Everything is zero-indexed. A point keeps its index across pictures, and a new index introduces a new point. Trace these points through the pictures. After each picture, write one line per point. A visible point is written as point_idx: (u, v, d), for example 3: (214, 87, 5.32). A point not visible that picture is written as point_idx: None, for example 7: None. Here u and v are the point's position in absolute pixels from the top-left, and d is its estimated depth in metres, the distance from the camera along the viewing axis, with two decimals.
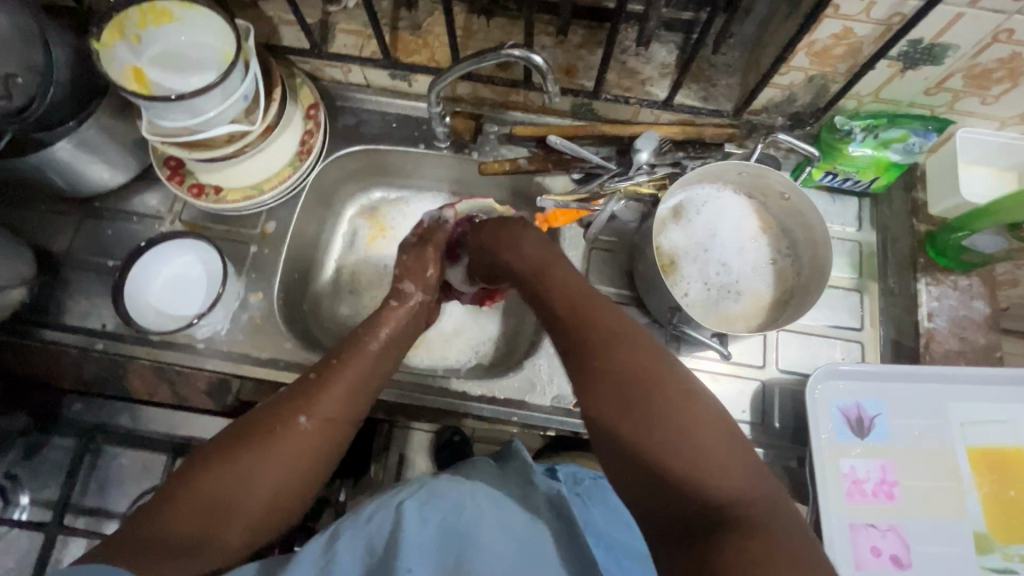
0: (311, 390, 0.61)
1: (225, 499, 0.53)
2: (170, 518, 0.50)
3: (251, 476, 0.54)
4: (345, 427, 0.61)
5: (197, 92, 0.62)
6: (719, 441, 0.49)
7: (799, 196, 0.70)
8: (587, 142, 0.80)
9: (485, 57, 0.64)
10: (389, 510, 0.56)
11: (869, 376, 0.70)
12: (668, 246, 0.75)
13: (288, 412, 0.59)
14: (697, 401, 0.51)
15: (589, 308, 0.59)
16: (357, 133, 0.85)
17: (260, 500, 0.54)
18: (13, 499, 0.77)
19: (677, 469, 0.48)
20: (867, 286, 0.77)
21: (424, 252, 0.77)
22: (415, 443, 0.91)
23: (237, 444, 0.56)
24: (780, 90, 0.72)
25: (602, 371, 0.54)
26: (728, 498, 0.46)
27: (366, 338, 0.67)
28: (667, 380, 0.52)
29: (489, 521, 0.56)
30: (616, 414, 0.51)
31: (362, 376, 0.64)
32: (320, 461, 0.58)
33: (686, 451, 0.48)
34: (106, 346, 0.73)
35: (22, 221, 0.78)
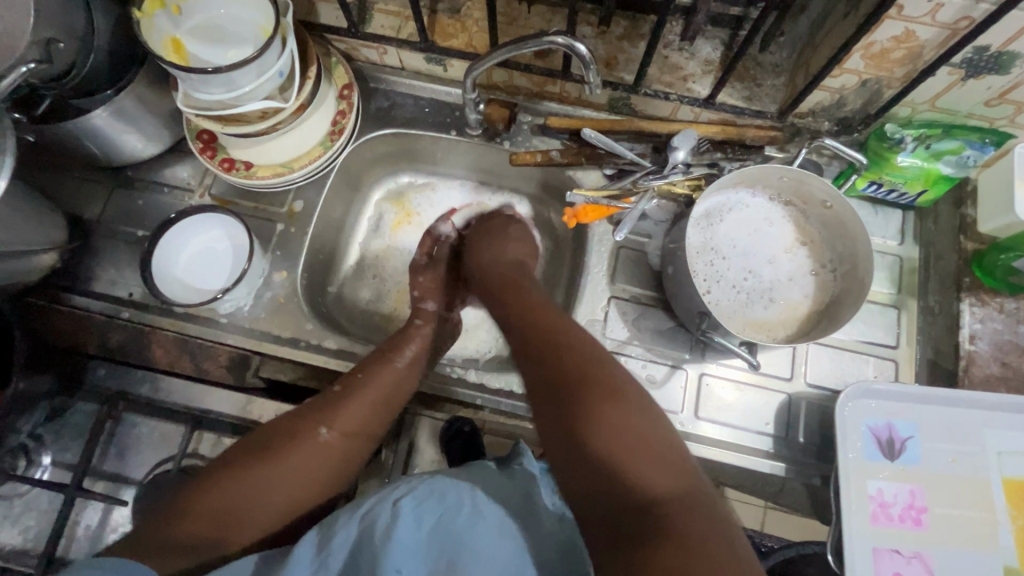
0: (335, 403, 0.64)
1: (242, 506, 0.56)
2: (191, 518, 0.53)
3: (269, 483, 0.58)
4: (361, 442, 0.65)
5: (233, 66, 0.61)
6: (662, 448, 0.49)
7: (842, 205, 0.68)
8: (622, 138, 0.78)
9: (526, 44, 0.62)
10: (385, 507, 0.56)
11: (903, 396, 0.67)
12: (700, 249, 0.73)
13: (311, 423, 0.62)
14: (647, 410, 0.52)
15: (553, 323, 0.62)
16: (389, 116, 0.84)
17: (276, 506, 0.58)
18: (35, 459, 0.79)
19: (621, 469, 0.48)
20: (905, 303, 0.75)
21: (434, 271, 0.83)
22: (425, 430, 0.90)
23: (257, 452, 0.59)
24: (830, 93, 0.69)
25: (557, 377, 0.56)
26: (655, 498, 0.45)
27: (394, 357, 0.68)
28: (611, 386, 0.53)
29: (486, 522, 0.56)
30: (561, 415, 0.53)
31: (387, 392, 0.67)
32: (332, 476, 0.62)
33: (630, 451, 0.48)
34: (131, 315, 0.74)
35: (56, 185, 0.79)
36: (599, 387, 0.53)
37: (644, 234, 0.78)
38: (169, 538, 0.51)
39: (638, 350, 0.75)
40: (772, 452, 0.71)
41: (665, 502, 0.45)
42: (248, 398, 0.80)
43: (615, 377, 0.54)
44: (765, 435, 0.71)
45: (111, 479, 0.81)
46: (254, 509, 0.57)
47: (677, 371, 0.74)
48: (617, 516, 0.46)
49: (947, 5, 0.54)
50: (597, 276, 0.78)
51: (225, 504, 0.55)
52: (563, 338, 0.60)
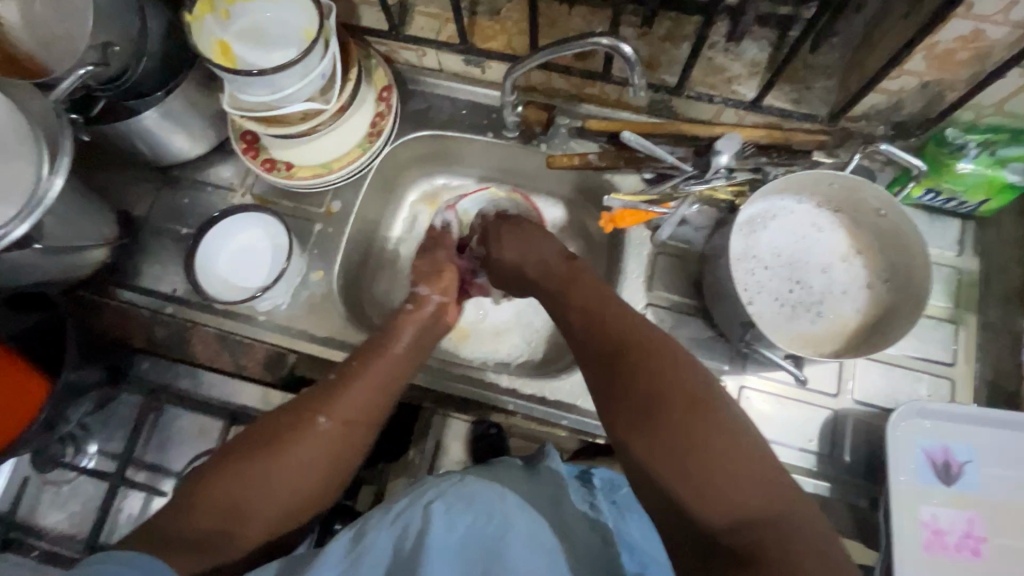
0: (331, 391, 0.62)
1: (242, 500, 0.54)
2: (194, 512, 0.53)
3: (263, 479, 0.56)
4: (363, 427, 0.62)
5: (278, 68, 0.62)
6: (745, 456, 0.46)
7: (897, 213, 0.64)
8: (662, 141, 0.76)
9: (571, 43, 0.61)
10: (417, 510, 0.55)
11: (959, 418, 0.64)
12: (744, 258, 0.70)
13: (307, 413, 0.60)
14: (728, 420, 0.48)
15: (610, 316, 0.59)
16: (426, 118, 0.84)
17: (272, 504, 0.55)
18: (81, 447, 0.81)
19: (706, 493, 0.45)
20: (963, 318, 0.71)
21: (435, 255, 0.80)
22: (452, 430, 0.87)
23: (254, 446, 0.57)
24: (887, 95, 0.66)
25: (624, 388, 0.52)
26: (732, 527, 0.44)
27: (389, 342, 0.67)
28: (678, 391, 0.50)
29: (517, 529, 0.55)
30: (642, 441, 0.49)
31: (382, 379, 0.64)
32: (331, 468, 0.59)
33: (712, 471, 0.45)
34: (174, 310, 0.76)
35: (106, 184, 0.82)
36: (671, 404, 0.49)
37: (683, 241, 0.76)
38: (172, 535, 0.51)
39: None
40: (815, 470, 0.68)
41: (754, 524, 0.43)
42: (283, 396, 0.81)
43: (700, 386, 0.50)
44: (807, 453, 0.68)
45: (152, 470, 0.81)
46: (254, 501, 0.55)
47: (716, 382, 0.71)
48: (704, 546, 0.44)
49: (1021, 3, 0.51)
50: (634, 282, 0.76)
51: (219, 503, 0.53)
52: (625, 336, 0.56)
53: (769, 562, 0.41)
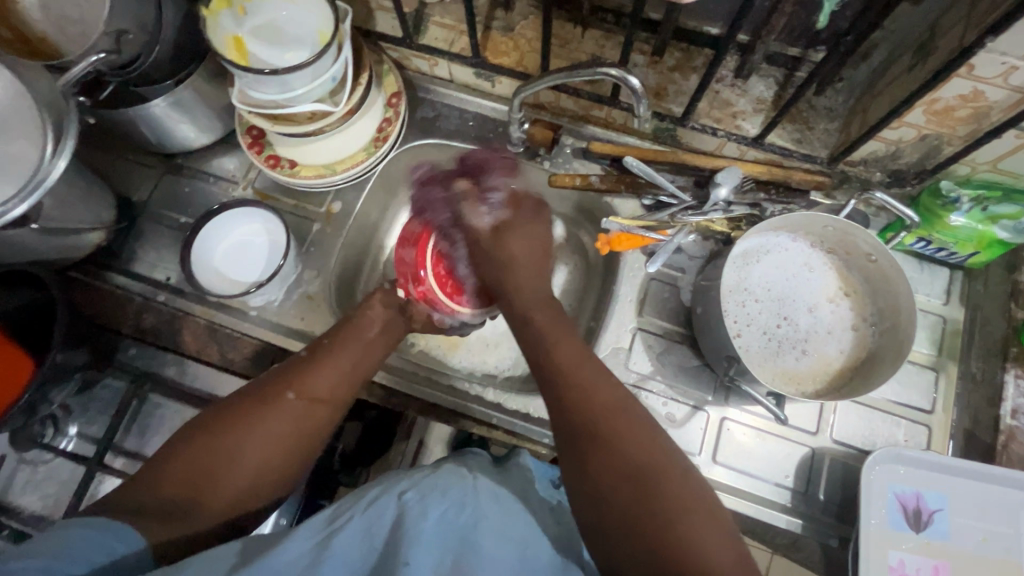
0: (303, 366, 0.62)
1: (211, 471, 0.54)
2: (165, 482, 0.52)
3: (234, 450, 0.55)
4: (336, 406, 0.62)
5: (290, 69, 0.63)
6: (670, 472, 0.51)
7: (888, 259, 0.65)
8: (664, 168, 0.77)
9: (579, 72, 0.63)
10: (391, 499, 0.55)
11: (933, 466, 0.65)
12: (738, 292, 0.71)
13: (278, 387, 0.59)
14: (643, 425, 0.54)
15: (575, 362, 0.58)
16: (433, 126, 0.85)
17: (240, 476, 0.55)
18: (62, 428, 0.76)
19: (631, 501, 0.49)
20: (944, 366, 0.72)
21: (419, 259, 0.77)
22: (434, 433, 0.85)
23: (227, 419, 0.57)
24: (886, 144, 0.67)
25: (593, 444, 0.52)
26: None
27: (360, 322, 0.67)
28: (665, 465, 0.51)
29: (489, 521, 0.56)
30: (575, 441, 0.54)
31: (354, 357, 0.65)
32: (301, 443, 0.59)
33: (633, 477, 0.50)
34: (167, 299, 0.76)
35: (108, 166, 0.82)
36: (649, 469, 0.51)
37: (678, 269, 0.77)
38: (143, 506, 0.51)
39: (660, 386, 0.73)
40: (789, 507, 0.69)
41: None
42: None
43: (658, 451, 0.52)
44: (782, 488, 0.69)
45: (131, 456, 0.76)
46: (224, 476, 0.54)
47: (698, 412, 0.72)
48: None
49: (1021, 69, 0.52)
50: (625, 305, 0.77)
51: (188, 472, 0.53)
52: (605, 397, 0.55)
53: None
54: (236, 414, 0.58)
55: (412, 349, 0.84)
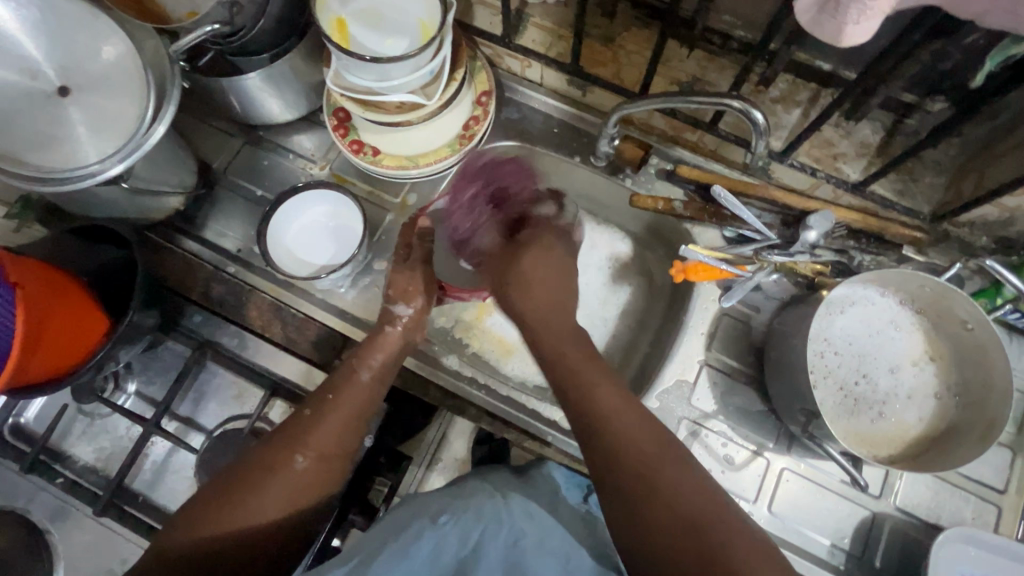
0: (305, 427, 0.62)
1: (224, 548, 0.54)
2: (173, 557, 0.52)
3: (244, 522, 0.55)
4: (340, 462, 0.63)
5: (392, 59, 0.62)
6: (714, 530, 0.48)
7: (986, 331, 0.62)
8: (752, 202, 0.75)
9: (692, 97, 0.61)
10: (425, 522, 0.56)
11: (1006, 552, 0.62)
12: (817, 342, 0.68)
13: (285, 452, 0.60)
14: (675, 473, 0.52)
15: (608, 414, 0.56)
16: (517, 128, 0.84)
17: (254, 547, 0.55)
18: (121, 384, 0.77)
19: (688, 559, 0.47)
20: (1023, 447, 0.69)
21: (417, 271, 0.74)
22: (458, 428, 0.81)
23: (233, 491, 0.57)
24: (1000, 209, 0.64)
25: (635, 507, 0.51)
26: None
27: (360, 368, 0.67)
28: (709, 519, 0.49)
29: (528, 537, 0.58)
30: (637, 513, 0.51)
31: (357, 408, 0.65)
32: (312, 503, 0.60)
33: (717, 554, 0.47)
34: (236, 270, 0.77)
35: (192, 131, 0.83)
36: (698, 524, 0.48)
37: (753, 307, 0.75)
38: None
39: (721, 425, 0.71)
40: (842, 568, 0.67)
41: None
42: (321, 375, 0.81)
43: (704, 502, 0.50)
44: (837, 549, 0.67)
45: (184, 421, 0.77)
46: (239, 551, 0.54)
47: (758, 457, 0.70)
48: None
49: None
50: (694, 337, 0.75)
51: (200, 553, 0.53)
52: (639, 450, 0.53)
53: None
54: (242, 483, 0.57)
55: (466, 350, 0.83)
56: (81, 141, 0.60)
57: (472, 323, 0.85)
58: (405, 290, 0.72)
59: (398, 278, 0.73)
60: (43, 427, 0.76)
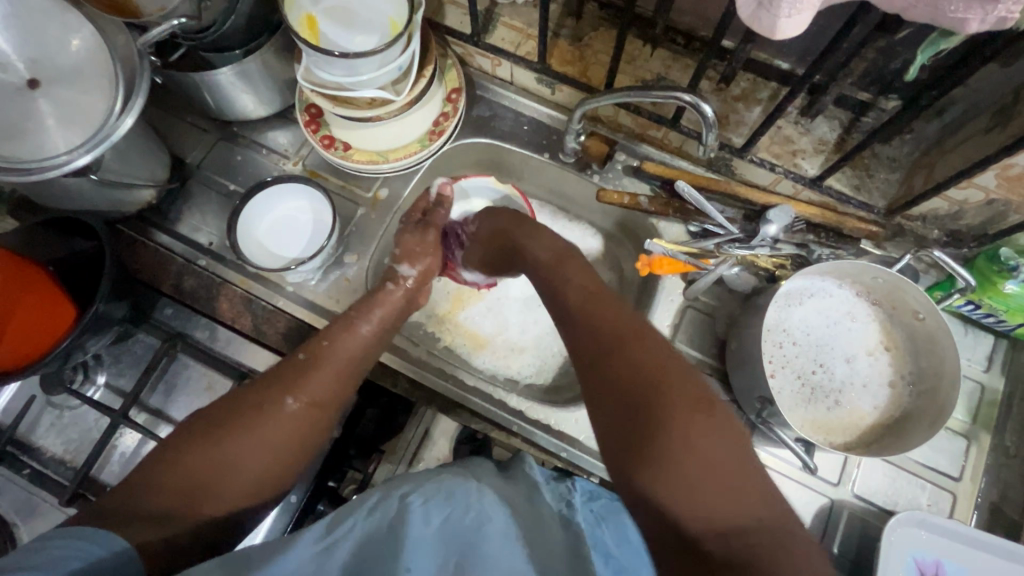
0: (298, 372, 0.63)
1: (210, 478, 0.55)
2: (159, 482, 0.53)
3: (233, 456, 0.56)
4: (328, 408, 0.64)
5: (360, 54, 0.63)
6: (689, 400, 0.49)
7: (936, 320, 0.64)
8: (714, 197, 0.76)
9: (650, 92, 0.62)
10: (393, 503, 0.54)
11: (958, 536, 0.63)
12: (773, 331, 0.70)
13: (275, 395, 0.61)
14: (662, 348, 0.53)
15: (602, 304, 0.58)
16: (487, 126, 0.85)
17: (243, 479, 0.57)
18: (90, 376, 0.77)
19: (659, 426, 0.48)
20: (977, 435, 0.70)
21: (427, 235, 0.76)
22: (440, 426, 0.76)
23: (223, 425, 0.58)
24: (949, 203, 0.66)
25: (619, 378, 0.52)
26: (737, 520, 0.44)
27: (358, 321, 0.68)
28: (685, 390, 0.50)
29: (494, 524, 0.55)
30: (625, 405, 0.50)
31: (350, 359, 0.66)
32: (299, 445, 0.61)
33: (713, 493, 0.45)
34: (208, 265, 0.78)
35: (166, 126, 0.84)
36: (672, 395, 0.49)
37: (715, 299, 0.76)
38: (136, 510, 0.51)
39: None
40: None
41: (743, 532, 0.43)
42: None
43: (690, 377, 0.51)
44: None
45: (153, 413, 0.77)
46: (227, 481, 0.56)
47: None
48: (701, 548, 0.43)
49: None
50: (659, 329, 0.76)
51: (184, 481, 0.54)
52: (629, 331, 0.55)
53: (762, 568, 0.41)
54: (232, 418, 0.59)
55: (437, 343, 0.84)
56: (50, 132, 0.61)
57: (444, 317, 0.86)
58: (397, 256, 0.75)
59: (409, 242, 0.75)
60: (10, 419, 0.76)
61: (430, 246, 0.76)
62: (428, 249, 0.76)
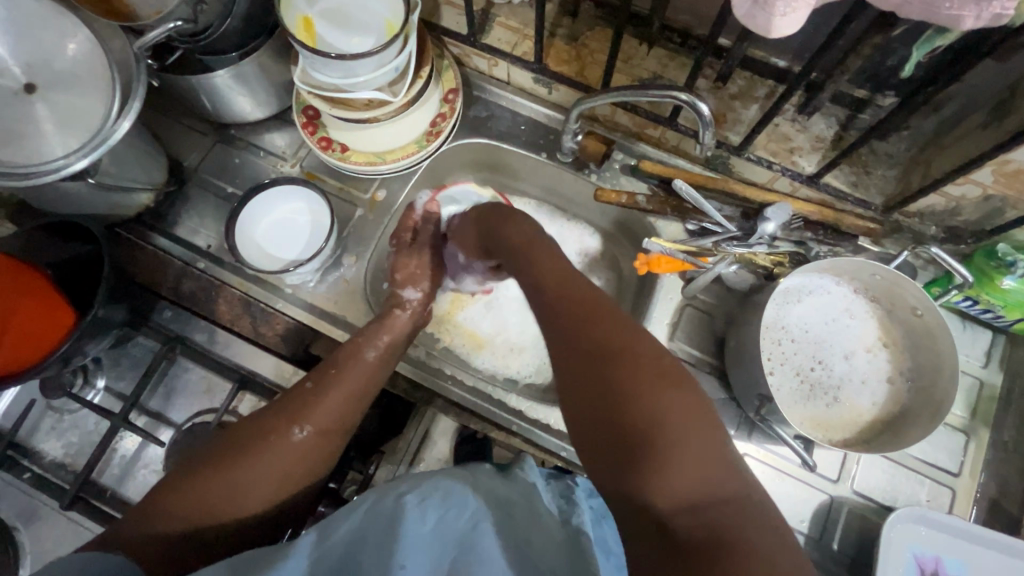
0: (307, 400, 0.63)
1: (222, 508, 0.56)
2: (172, 512, 0.54)
3: (244, 486, 0.57)
4: (337, 437, 0.64)
5: (357, 56, 0.63)
6: (643, 371, 0.48)
7: (934, 316, 0.64)
8: (712, 196, 0.77)
9: (647, 91, 0.62)
10: (389, 502, 0.54)
11: (957, 531, 0.63)
12: (771, 329, 0.70)
13: (284, 424, 0.61)
14: (619, 325, 0.53)
15: (564, 287, 0.58)
16: (485, 126, 0.85)
17: (253, 507, 0.57)
18: (90, 380, 0.77)
19: (615, 401, 0.47)
20: (976, 431, 0.71)
21: (423, 257, 0.78)
22: (439, 427, 0.76)
23: (233, 455, 0.59)
24: (947, 199, 0.66)
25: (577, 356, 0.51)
26: (701, 496, 0.41)
27: (365, 346, 0.68)
28: (642, 362, 0.48)
29: (490, 523, 0.54)
30: (579, 384, 0.50)
31: (359, 386, 0.66)
32: (307, 474, 0.61)
33: (684, 469, 0.42)
34: (206, 266, 0.78)
35: (164, 129, 0.84)
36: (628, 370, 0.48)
37: (714, 297, 0.77)
38: (152, 539, 0.52)
39: None
40: (801, 552, 0.68)
41: (710, 508, 0.40)
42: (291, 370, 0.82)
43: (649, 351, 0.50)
44: (796, 533, 0.69)
45: (153, 416, 0.77)
46: (238, 510, 0.56)
47: None
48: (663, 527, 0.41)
49: None
50: (657, 328, 0.76)
51: (196, 511, 0.55)
52: (587, 311, 0.54)
53: (725, 544, 0.38)
54: (242, 447, 0.60)
55: (437, 344, 0.85)
56: (47, 136, 0.61)
57: (443, 317, 0.86)
58: (398, 282, 0.77)
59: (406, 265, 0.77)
60: (10, 424, 0.76)
61: (427, 267, 0.78)
62: (426, 271, 0.77)
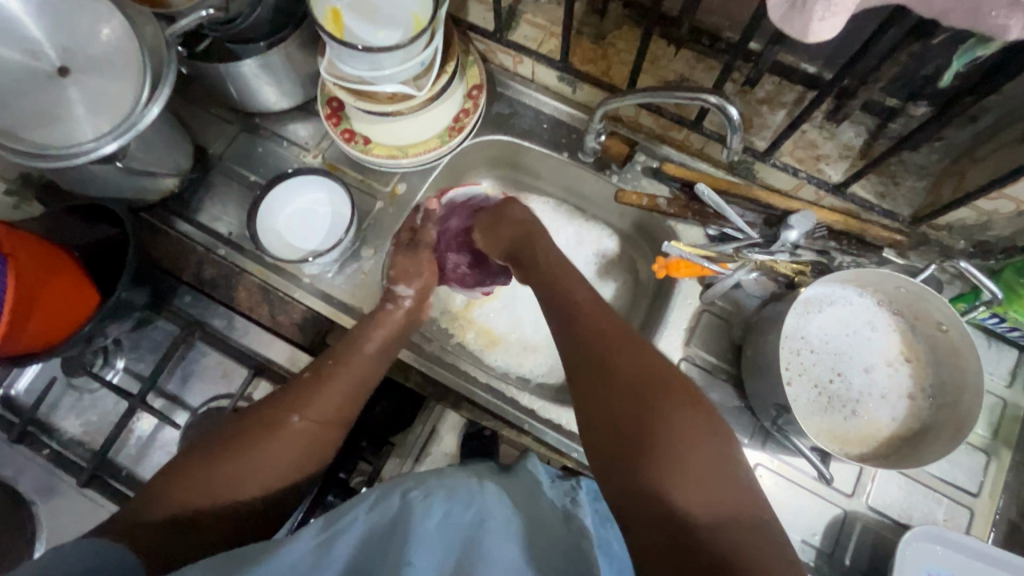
0: (305, 390, 0.63)
1: (217, 493, 0.56)
2: (169, 493, 0.55)
3: (241, 472, 0.58)
4: (334, 428, 0.64)
5: (384, 49, 0.63)
6: (664, 393, 0.51)
7: (960, 332, 0.62)
8: (735, 201, 0.76)
9: (674, 93, 0.62)
10: (395, 499, 0.55)
11: (974, 552, 0.62)
12: (790, 338, 0.69)
13: (282, 412, 0.61)
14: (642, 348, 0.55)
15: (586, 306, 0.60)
16: (507, 123, 0.85)
17: (250, 493, 0.58)
18: (110, 360, 0.79)
19: (636, 421, 0.49)
20: (997, 451, 0.69)
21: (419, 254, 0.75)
22: (447, 421, 0.75)
23: (232, 441, 0.59)
24: (978, 213, 0.64)
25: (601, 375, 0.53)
26: (721, 513, 0.44)
27: (364, 338, 0.68)
28: (665, 385, 0.51)
29: (493, 522, 0.54)
30: (602, 401, 0.52)
31: (357, 378, 0.66)
32: (304, 462, 0.61)
33: (702, 485, 0.45)
34: (226, 252, 0.79)
35: (191, 115, 0.85)
36: (651, 392, 0.51)
37: (732, 304, 0.76)
38: (150, 519, 0.53)
39: None
40: (812, 565, 0.67)
41: (732, 523, 0.43)
42: None
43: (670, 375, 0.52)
44: (807, 545, 0.68)
45: (170, 399, 0.79)
46: (233, 494, 0.57)
47: None
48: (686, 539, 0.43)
49: None
50: (674, 332, 0.76)
51: (192, 495, 0.55)
52: (608, 332, 0.57)
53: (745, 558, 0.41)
54: (242, 434, 0.60)
55: (451, 340, 0.85)
56: (79, 120, 0.62)
57: (459, 313, 0.86)
58: (392, 277, 0.73)
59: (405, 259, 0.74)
60: (32, 400, 0.78)
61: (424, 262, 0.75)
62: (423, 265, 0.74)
